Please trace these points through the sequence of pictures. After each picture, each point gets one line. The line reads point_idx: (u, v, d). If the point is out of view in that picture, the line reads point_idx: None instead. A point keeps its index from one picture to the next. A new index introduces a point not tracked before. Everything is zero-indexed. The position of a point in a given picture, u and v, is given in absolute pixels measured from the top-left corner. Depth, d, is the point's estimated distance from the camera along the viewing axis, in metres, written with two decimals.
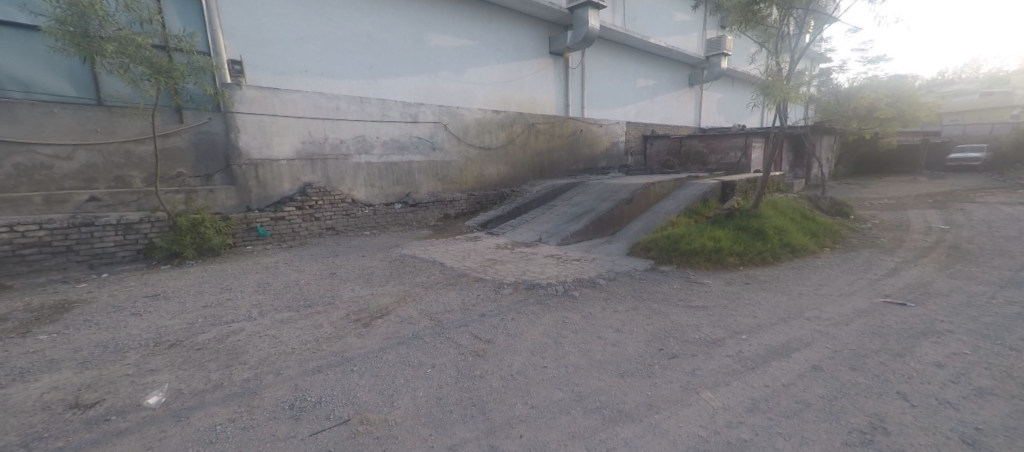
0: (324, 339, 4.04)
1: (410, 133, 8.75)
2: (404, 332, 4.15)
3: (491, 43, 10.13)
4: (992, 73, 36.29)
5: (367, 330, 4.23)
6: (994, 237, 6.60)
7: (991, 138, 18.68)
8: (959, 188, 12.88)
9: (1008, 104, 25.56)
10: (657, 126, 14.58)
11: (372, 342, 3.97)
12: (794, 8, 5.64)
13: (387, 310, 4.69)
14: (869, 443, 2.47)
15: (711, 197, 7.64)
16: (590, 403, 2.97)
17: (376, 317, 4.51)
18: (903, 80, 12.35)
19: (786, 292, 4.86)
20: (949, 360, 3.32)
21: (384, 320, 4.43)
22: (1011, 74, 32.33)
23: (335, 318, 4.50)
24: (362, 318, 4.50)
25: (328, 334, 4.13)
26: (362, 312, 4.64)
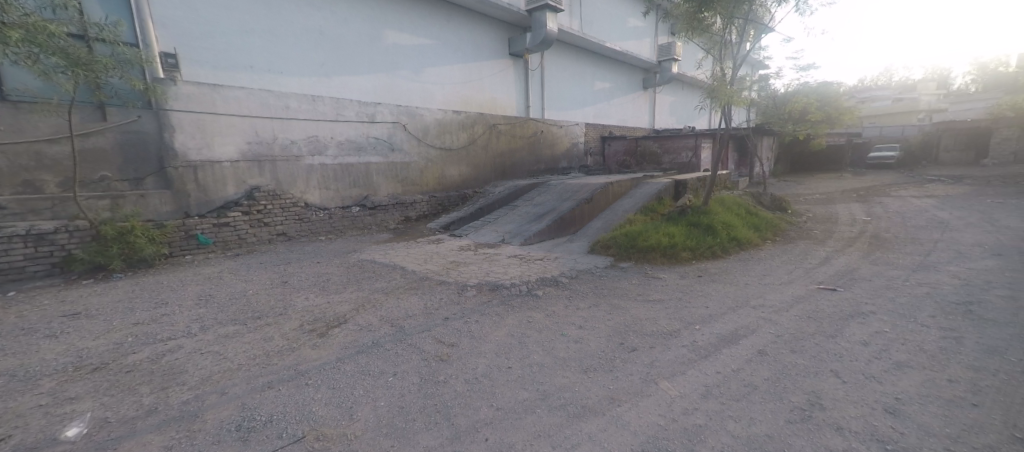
0: (275, 352, 3.80)
1: (367, 134, 8.47)
2: (363, 340, 4.00)
3: (449, 43, 10.04)
4: (901, 82, 40.94)
5: (324, 340, 4.02)
6: (906, 227, 7.42)
7: (903, 138, 21.00)
8: (877, 183, 14.33)
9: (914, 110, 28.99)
10: (614, 127, 15.07)
11: (331, 352, 3.78)
12: (735, 17, 6.04)
13: (345, 318, 4.49)
14: (808, 419, 2.67)
15: (666, 195, 8.03)
16: (555, 400, 3.01)
17: (332, 326, 4.31)
18: (830, 87, 13.63)
19: (734, 283, 5.19)
20: (873, 339, 3.69)
21: (343, 328, 4.24)
22: (916, 83, 36.63)
23: (287, 330, 4.24)
24: (317, 328, 4.28)
25: (280, 347, 3.89)
26: (317, 322, 4.41)
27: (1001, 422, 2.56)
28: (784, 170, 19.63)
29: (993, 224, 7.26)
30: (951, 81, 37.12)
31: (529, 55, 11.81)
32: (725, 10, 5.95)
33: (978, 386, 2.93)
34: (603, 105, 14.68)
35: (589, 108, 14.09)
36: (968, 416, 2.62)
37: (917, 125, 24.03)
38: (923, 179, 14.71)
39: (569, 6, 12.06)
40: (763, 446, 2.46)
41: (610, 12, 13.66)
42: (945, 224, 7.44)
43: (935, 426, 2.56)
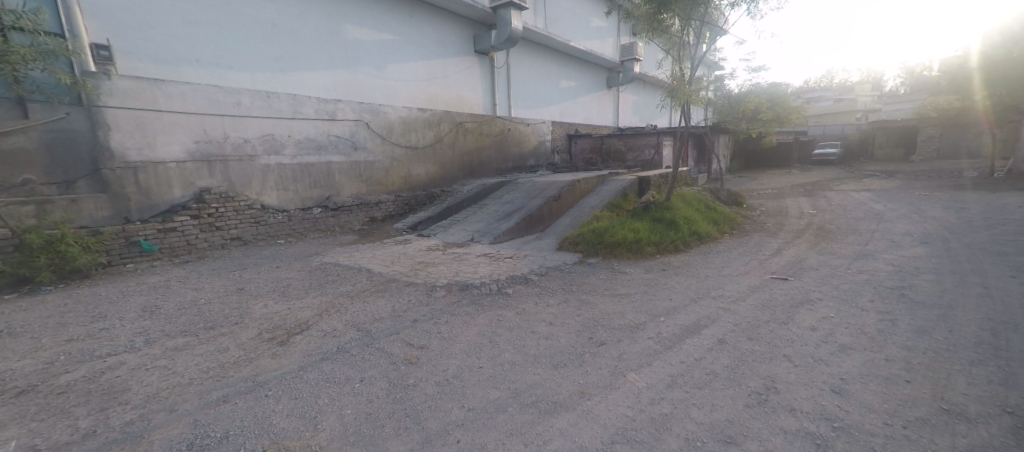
0: (231, 363, 3.58)
1: (327, 132, 8.15)
2: (328, 346, 3.84)
3: (412, 39, 9.84)
4: (841, 85, 44.04)
5: (284, 348, 3.83)
6: (846, 219, 8.01)
7: (843, 136, 22.62)
8: (821, 179, 15.33)
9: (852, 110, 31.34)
10: (579, 126, 15.30)
11: (292, 360, 3.61)
12: (693, 19, 6.30)
13: (307, 324, 4.30)
14: (764, 402, 2.82)
15: (631, 192, 8.26)
16: (527, 398, 3.01)
17: (294, 333, 4.11)
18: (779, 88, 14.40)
19: (695, 275, 5.41)
20: (821, 324, 3.95)
21: (305, 335, 4.06)
22: (853, 86, 39.55)
23: (244, 340, 4.00)
24: (277, 335, 4.07)
25: (236, 358, 3.67)
26: (278, 329, 4.20)
27: (931, 396, 2.80)
28: (738, 166, 20.67)
29: (920, 215, 7.98)
30: (882, 84, 40.36)
31: (495, 53, 11.78)
32: (683, 12, 6.19)
33: (911, 364, 3.19)
34: (568, 104, 14.87)
35: (555, 106, 14.22)
36: (902, 392, 2.85)
37: (856, 124, 26.03)
38: (860, 175, 15.93)
39: (533, 4, 12.13)
40: (724, 431, 2.57)
41: (573, 12, 13.85)
42: (880, 216, 8.09)
43: (875, 403, 2.77)
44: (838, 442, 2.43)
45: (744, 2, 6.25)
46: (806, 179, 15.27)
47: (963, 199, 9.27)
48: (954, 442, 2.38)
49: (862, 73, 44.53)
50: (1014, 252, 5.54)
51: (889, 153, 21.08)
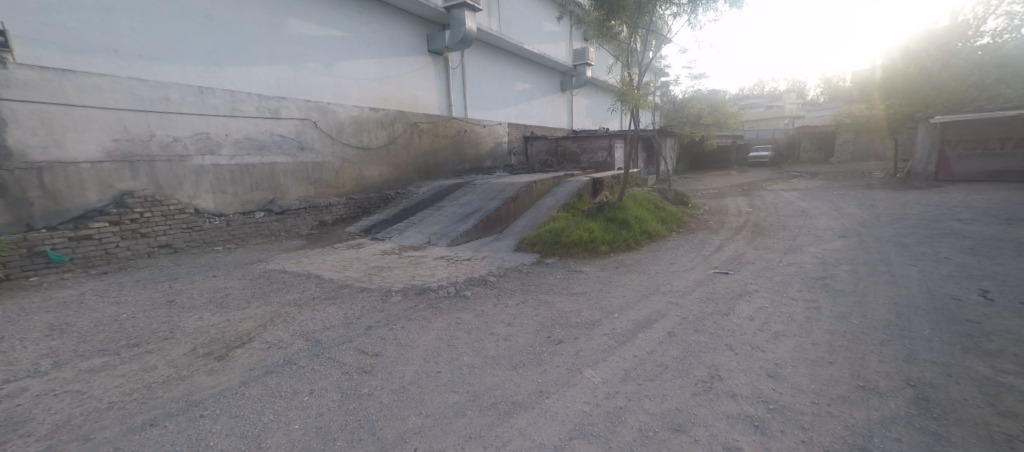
0: (159, 383, 3.25)
1: (270, 131, 7.66)
2: (273, 358, 3.60)
3: (361, 36, 9.51)
4: (772, 92, 47.99)
5: (223, 363, 3.53)
6: (778, 216, 8.71)
7: (774, 140, 24.63)
8: (755, 179, 16.57)
9: (781, 117, 34.31)
10: (535, 128, 15.47)
11: (232, 376, 3.33)
12: (639, 27, 6.62)
13: (249, 336, 4.00)
14: (709, 390, 2.99)
15: (585, 192, 8.50)
16: (486, 400, 2.98)
17: (235, 346, 3.81)
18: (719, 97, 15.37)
19: (646, 272, 5.65)
20: (757, 313, 4.26)
21: (248, 348, 3.78)
22: (781, 93, 43.23)
23: (175, 357, 3.64)
24: (215, 350, 3.75)
25: (165, 377, 3.33)
26: (215, 343, 3.87)
27: (850, 374, 3.09)
28: (683, 168, 21.88)
29: (839, 211, 8.86)
30: (806, 94, 44.51)
31: (450, 53, 11.65)
32: (630, 20, 6.50)
33: (834, 347, 3.51)
34: (524, 106, 15.00)
35: (511, 108, 14.29)
36: (827, 372, 3.12)
37: (785, 128, 28.45)
38: (788, 175, 17.42)
39: (487, 6, 12.15)
40: (674, 420, 2.68)
41: (527, 15, 14.02)
42: (806, 213, 8.88)
43: (804, 383, 3.01)
44: (774, 422, 2.61)
45: (686, 13, 6.63)
46: (743, 180, 16.42)
47: (873, 198, 10.42)
48: (868, 414, 2.64)
49: (788, 83, 48.80)
50: (913, 243, 6.30)
51: (812, 156, 23.25)
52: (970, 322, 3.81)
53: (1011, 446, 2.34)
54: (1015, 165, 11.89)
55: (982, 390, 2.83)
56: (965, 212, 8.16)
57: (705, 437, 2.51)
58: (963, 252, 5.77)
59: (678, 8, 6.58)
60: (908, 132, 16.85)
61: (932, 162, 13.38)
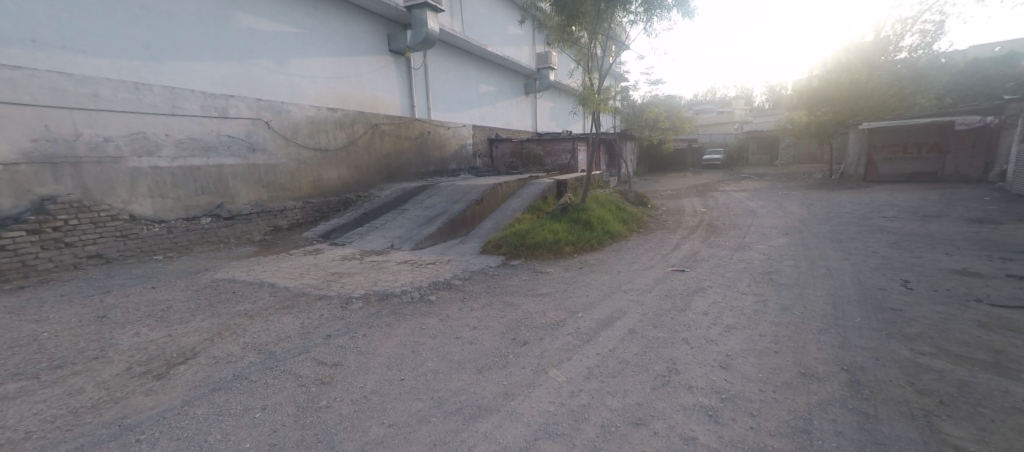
0: (87, 407, 2.94)
1: (217, 131, 7.17)
2: (221, 374, 3.35)
3: (317, 33, 9.12)
4: (722, 99, 50.85)
5: (163, 382, 3.25)
6: (730, 216, 9.20)
7: (725, 144, 26.04)
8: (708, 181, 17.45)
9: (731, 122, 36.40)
10: (499, 130, 15.46)
11: (173, 395, 3.07)
12: (598, 33, 6.80)
13: (193, 351, 3.71)
14: (668, 383, 3.07)
15: (550, 194, 8.61)
16: (451, 405, 2.90)
17: (177, 362, 3.53)
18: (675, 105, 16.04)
19: (608, 271, 5.78)
20: (711, 308, 4.46)
21: (192, 364, 3.50)
22: (731, 100, 45.80)
23: (106, 377, 3.32)
24: (154, 367, 3.45)
25: (94, 399, 3.03)
26: (154, 360, 3.56)
27: (793, 362, 3.27)
28: (642, 170, 22.64)
29: (784, 210, 9.49)
30: (753, 101, 47.43)
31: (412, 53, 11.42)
32: (589, 26, 6.66)
33: (780, 337, 3.72)
34: (489, 108, 14.97)
35: (475, 110, 14.21)
36: (774, 361, 3.31)
37: (735, 133, 30.20)
38: (738, 177, 18.46)
39: (449, 7, 12.03)
40: (635, 414, 2.73)
41: (490, 17, 14.02)
42: (754, 212, 9.43)
43: (753, 373, 3.16)
44: (726, 411, 2.72)
45: (642, 21, 6.86)
46: (697, 181, 17.22)
47: (812, 197, 11.25)
48: (810, 398, 2.79)
49: (736, 90, 51.87)
50: (847, 239, 6.84)
51: (759, 159, 24.79)
52: (895, 309, 4.17)
53: (929, 419, 2.52)
54: (930, 167, 13.23)
55: (906, 370, 3.05)
56: (890, 210, 8.96)
57: (664, 429, 2.57)
58: (888, 247, 6.32)
59: (635, 16, 6.81)
60: (841, 137, 18.32)
61: (861, 164, 14.55)
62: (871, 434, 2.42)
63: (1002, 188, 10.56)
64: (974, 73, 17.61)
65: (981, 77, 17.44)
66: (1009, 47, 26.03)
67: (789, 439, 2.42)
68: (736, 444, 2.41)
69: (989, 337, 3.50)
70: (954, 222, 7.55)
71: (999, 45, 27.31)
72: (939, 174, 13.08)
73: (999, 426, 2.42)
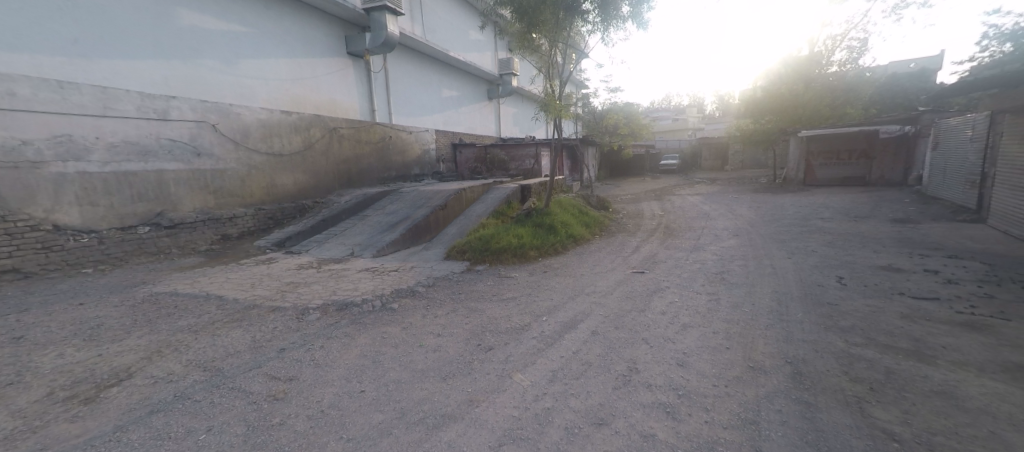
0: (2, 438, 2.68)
1: (157, 134, 6.74)
2: (162, 395, 3.14)
3: (269, 33, 8.78)
4: (677, 106, 53.11)
5: (92, 408, 2.99)
6: (686, 218, 9.62)
7: (681, 150, 27.22)
8: (666, 185, 18.12)
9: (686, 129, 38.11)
10: (463, 134, 15.41)
11: (105, 420, 2.84)
12: (558, 41, 6.95)
13: (129, 371, 3.46)
14: (628, 383, 3.17)
15: (514, 199, 8.68)
16: (413, 416, 2.86)
17: (109, 385, 3.27)
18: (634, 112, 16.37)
19: (572, 274, 5.89)
20: (668, 308, 4.64)
21: (127, 385, 3.26)
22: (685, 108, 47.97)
23: (25, 404, 3.03)
24: (83, 391, 3.19)
25: (11, 430, 2.76)
26: (85, 383, 3.29)
27: (743, 357, 3.46)
28: (605, 175, 23.23)
29: (734, 213, 10.02)
30: (705, 109, 49.87)
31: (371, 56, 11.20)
32: (549, 35, 6.81)
33: (731, 334, 3.92)
34: (451, 112, 14.90)
35: (438, 115, 14.11)
36: (725, 357, 3.48)
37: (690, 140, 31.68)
38: (693, 181, 19.31)
39: (410, 10, 11.93)
40: (597, 415, 2.79)
41: (451, 22, 14.02)
42: (708, 215, 9.90)
43: (707, 369, 3.31)
44: (682, 407, 2.84)
45: (600, 30, 7.07)
46: (656, 185, 17.83)
47: (760, 200, 11.95)
48: (757, 391, 2.97)
49: (690, 98, 54.30)
50: (791, 239, 7.31)
51: (712, 164, 26.08)
52: (832, 304, 4.50)
53: (861, 405, 2.73)
54: (860, 172, 14.36)
55: (841, 361, 3.30)
56: (827, 212, 9.67)
57: (625, 427, 2.65)
58: (826, 246, 6.82)
59: (593, 26, 7.02)
60: (784, 143, 19.57)
61: (801, 169, 15.52)
62: (812, 422, 2.59)
63: (921, 190, 11.63)
64: (894, 87, 19.41)
65: (899, 91, 19.25)
66: (923, 64, 28.87)
67: (740, 431, 2.56)
68: (692, 438, 2.53)
69: (911, 327, 3.84)
70: (881, 222, 8.25)
71: (914, 61, 30.21)
72: (868, 178, 14.20)
73: (920, 409, 2.67)
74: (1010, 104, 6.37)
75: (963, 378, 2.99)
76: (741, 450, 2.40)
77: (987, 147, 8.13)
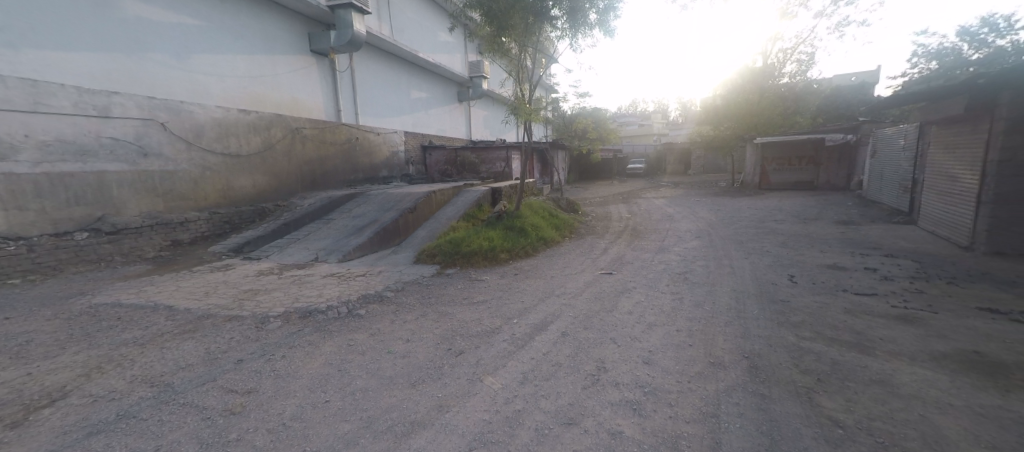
0: None
1: (98, 132, 6.31)
2: (104, 413, 2.95)
3: (225, 28, 8.41)
4: (642, 112, 54.76)
5: (20, 432, 2.76)
6: (651, 221, 9.93)
7: (646, 154, 28.03)
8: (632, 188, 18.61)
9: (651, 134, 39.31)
10: (432, 136, 15.27)
11: (40, 444, 2.65)
12: (528, 46, 7.06)
13: (66, 390, 3.23)
14: (597, 382, 3.26)
15: (484, 202, 8.70)
16: (381, 424, 2.83)
17: (44, 405, 3.04)
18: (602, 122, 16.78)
19: (543, 276, 5.97)
20: (635, 308, 4.79)
21: (61, 406, 3.03)
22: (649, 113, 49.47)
23: None
24: (16, 412, 2.96)
25: None
26: (16, 404, 3.05)
27: (704, 353, 3.63)
28: (574, 178, 23.60)
29: (697, 215, 10.44)
30: (668, 115, 51.58)
31: (336, 55, 10.94)
32: (519, 40, 6.92)
33: (693, 331, 4.10)
34: (420, 114, 14.75)
35: (407, 116, 13.93)
36: (688, 354, 3.64)
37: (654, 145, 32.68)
38: (658, 185, 19.94)
39: (377, 9, 11.75)
40: (566, 415, 2.86)
41: (420, 23, 13.92)
42: (672, 217, 10.26)
43: (671, 366, 3.45)
44: (648, 403, 2.95)
45: (569, 36, 7.23)
46: (622, 189, 18.27)
47: (720, 203, 12.51)
48: (716, 385, 3.12)
49: (654, 104, 56.23)
50: (747, 240, 7.70)
51: (675, 169, 27.02)
52: (784, 301, 4.80)
53: (810, 395, 2.93)
54: (809, 177, 15.27)
55: (791, 354, 3.53)
56: (780, 214, 10.24)
57: (594, 426, 2.72)
58: (779, 246, 7.23)
59: (561, 32, 7.17)
60: (741, 150, 20.57)
61: (756, 174, 16.35)
62: (766, 413, 2.75)
63: (863, 194, 12.50)
64: (838, 99, 20.84)
65: (842, 102, 20.71)
66: (863, 78, 31.12)
67: (700, 425, 2.68)
68: (657, 433, 2.63)
69: (853, 321, 4.15)
70: (827, 224, 8.82)
71: (855, 75, 32.56)
72: (815, 183, 15.12)
73: (860, 396, 2.89)
74: (937, 115, 7.00)
75: (897, 367, 3.27)
76: (701, 444, 2.52)
77: (918, 155, 8.88)
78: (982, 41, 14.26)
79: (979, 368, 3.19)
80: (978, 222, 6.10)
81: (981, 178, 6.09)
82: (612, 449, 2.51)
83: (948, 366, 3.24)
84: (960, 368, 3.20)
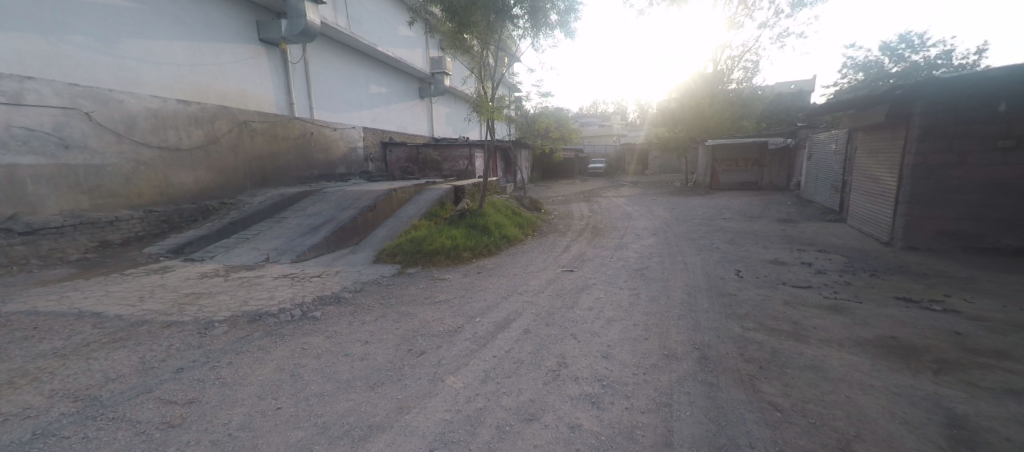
0: None
1: (9, 122, 5.70)
2: (18, 434, 2.68)
3: (161, 11, 7.85)
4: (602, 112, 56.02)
5: None
6: (610, 219, 10.20)
7: (606, 154, 28.72)
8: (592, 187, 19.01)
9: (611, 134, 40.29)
10: (392, 132, 14.93)
11: None
12: (489, 44, 7.07)
13: None
14: (556, 377, 3.32)
15: (446, 200, 8.63)
16: (337, 429, 2.76)
17: None
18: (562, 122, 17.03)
19: (505, 275, 6.01)
20: (595, 304, 4.92)
21: None
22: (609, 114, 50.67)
23: None
24: None
25: None
26: None
27: (658, 346, 3.79)
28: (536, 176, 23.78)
29: (653, 214, 10.82)
30: (627, 116, 53.06)
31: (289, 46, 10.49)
32: (481, 38, 6.91)
33: (649, 325, 4.27)
34: (380, 109, 14.39)
35: (365, 111, 13.55)
36: (643, 347, 3.78)
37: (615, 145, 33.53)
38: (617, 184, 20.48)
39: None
40: (526, 410, 2.91)
41: (380, 16, 13.60)
42: (629, 216, 10.59)
43: (628, 359, 3.58)
44: (604, 396, 3.04)
45: (530, 36, 7.30)
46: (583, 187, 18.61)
47: (675, 202, 13.03)
48: (669, 376, 3.27)
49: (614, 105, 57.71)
50: (699, 238, 8.08)
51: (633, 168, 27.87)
52: (732, 294, 5.08)
53: (752, 383, 3.13)
54: (754, 178, 16.20)
55: (737, 345, 3.75)
56: (729, 213, 10.80)
57: (553, 421, 2.79)
58: (728, 243, 7.64)
59: (523, 31, 7.23)
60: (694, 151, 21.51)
61: (707, 175, 17.16)
62: (713, 401, 2.92)
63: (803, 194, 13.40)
64: (780, 105, 22.24)
65: (784, 108, 22.12)
66: (801, 86, 33.36)
67: (653, 414, 2.81)
68: (613, 425, 2.73)
69: (792, 312, 4.46)
70: (771, 222, 9.41)
71: (795, 83, 34.80)
72: (760, 183, 16.06)
73: (796, 381, 3.13)
74: (863, 123, 7.67)
75: (829, 353, 3.55)
76: (652, 433, 2.63)
77: (847, 159, 9.66)
78: (900, 56, 15.76)
79: (897, 353, 3.53)
80: (897, 221, 6.72)
81: (900, 181, 6.68)
82: (569, 443, 2.58)
83: (871, 351, 3.56)
84: (880, 352, 3.53)
